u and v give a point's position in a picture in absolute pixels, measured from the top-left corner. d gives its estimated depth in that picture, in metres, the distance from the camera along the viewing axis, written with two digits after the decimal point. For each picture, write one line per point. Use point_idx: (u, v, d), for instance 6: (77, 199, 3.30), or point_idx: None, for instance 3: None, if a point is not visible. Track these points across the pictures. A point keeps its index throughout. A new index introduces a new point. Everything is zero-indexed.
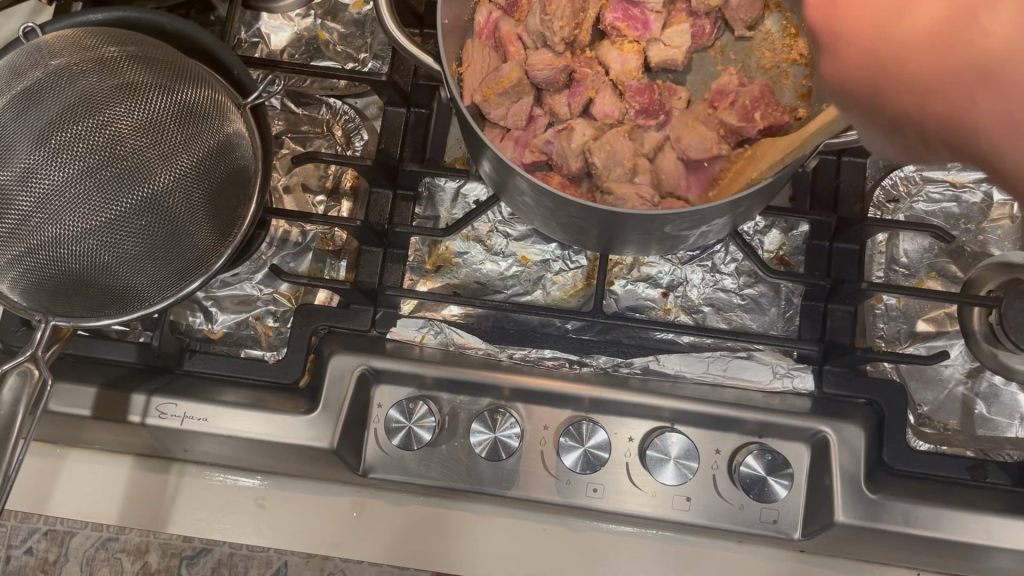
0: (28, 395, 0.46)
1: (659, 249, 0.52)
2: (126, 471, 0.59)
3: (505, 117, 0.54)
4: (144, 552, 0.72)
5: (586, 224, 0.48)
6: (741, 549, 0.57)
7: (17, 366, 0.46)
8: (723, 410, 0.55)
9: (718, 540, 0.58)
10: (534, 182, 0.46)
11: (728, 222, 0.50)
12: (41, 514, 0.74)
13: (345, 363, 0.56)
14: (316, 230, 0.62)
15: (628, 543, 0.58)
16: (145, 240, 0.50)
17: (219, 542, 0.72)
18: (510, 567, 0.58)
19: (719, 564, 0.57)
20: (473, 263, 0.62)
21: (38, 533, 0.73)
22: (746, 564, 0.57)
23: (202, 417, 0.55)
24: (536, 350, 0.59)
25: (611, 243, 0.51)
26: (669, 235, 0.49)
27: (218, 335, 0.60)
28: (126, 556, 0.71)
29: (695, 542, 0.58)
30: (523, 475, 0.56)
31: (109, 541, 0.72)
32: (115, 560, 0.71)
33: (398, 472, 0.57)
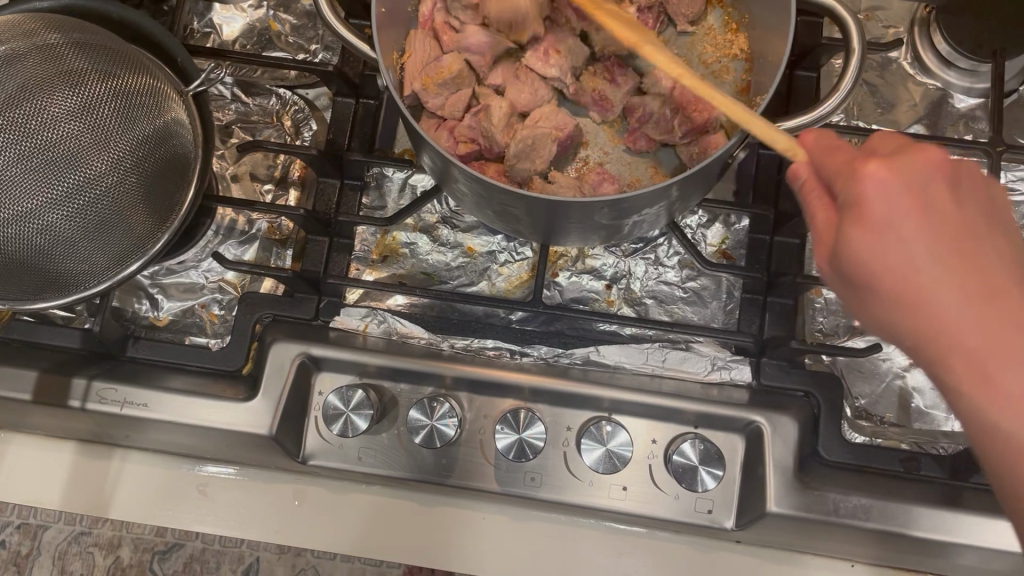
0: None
1: (595, 239, 0.52)
2: (69, 457, 0.60)
3: (443, 107, 0.55)
4: (118, 546, 0.72)
5: (519, 212, 0.49)
6: (680, 540, 0.58)
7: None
8: (661, 401, 0.55)
9: (659, 530, 0.58)
10: (466, 168, 0.46)
11: (663, 211, 0.50)
12: (17, 507, 0.74)
13: (286, 351, 0.57)
14: (263, 220, 0.62)
15: (569, 533, 0.58)
16: (81, 224, 0.50)
17: (193, 537, 0.72)
18: (452, 556, 0.58)
19: (658, 554, 0.58)
20: (420, 254, 0.62)
21: (12, 526, 0.73)
22: (686, 555, 0.58)
23: (142, 403, 0.55)
24: (478, 340, 0.59)
25: (548, 231, 0.51)
26: (603, 224, 0.49)
27: (163, 323, 0.60)
28: (98, 550, 0.72)
29: (636, 532, 0.58)
30: (464, 464, 0.57)
31: (82, 535, 0.72)
32: (88, 554, 0.72)
33: (339, 460, 0.57)
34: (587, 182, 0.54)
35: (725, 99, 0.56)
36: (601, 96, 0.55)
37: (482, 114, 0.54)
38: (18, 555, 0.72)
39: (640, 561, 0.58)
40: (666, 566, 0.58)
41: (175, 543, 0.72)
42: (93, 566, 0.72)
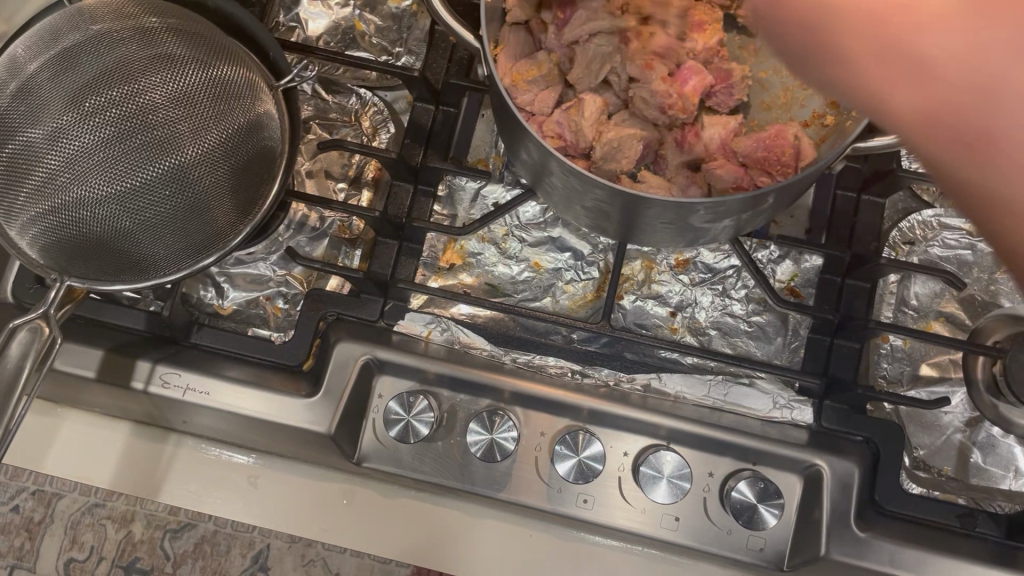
0: (36, 353, 0.47)
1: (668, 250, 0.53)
2: (123, 437, 0.59)
3: (532, 102, 0.54)
4: (130, 520, 0.70)
5: (609, 209, 0.49)
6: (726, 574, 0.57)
7: (30, 323, 0.48)
8: (721, 434, 0.55)
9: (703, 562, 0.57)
10: (566, 163, 0.47)
11: (733, 227, 0.50)
12: (29, 475, 0.73)
13: (350, 351, 0.57)
14: (334, 218, 0.62)
15: (614, 558, 0.57)
16: (167, 211, 0.50)
17: (206, 519, 0.71)
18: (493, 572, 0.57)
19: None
20: (486, 265, 0.62)
21: (26, 492, 0.72)
22: None
23: (204, 390, 0.56)
24: (540, 357, 0.59)
25: (634, 231, 0.52)
26: (692, 229, 0.49)
27: (227, 312, 0.60)
28: (111, 523, 0.70)
29: (681, 564, 0.57)
30: (517, 479, 0.56)
31: (95, 507, 0.71)
32: (100, 526, 0.70)
33: (391, 464, 0.57)
34: (675, 183, 0.54)
35: (813, 112, 0.55)
36: (660, 155, 0.55)
37: (573, 109, 0.53)
38: (30, 520, 0.71)
39: None
40: None
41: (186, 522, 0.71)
42: (104, 539, 0.70)
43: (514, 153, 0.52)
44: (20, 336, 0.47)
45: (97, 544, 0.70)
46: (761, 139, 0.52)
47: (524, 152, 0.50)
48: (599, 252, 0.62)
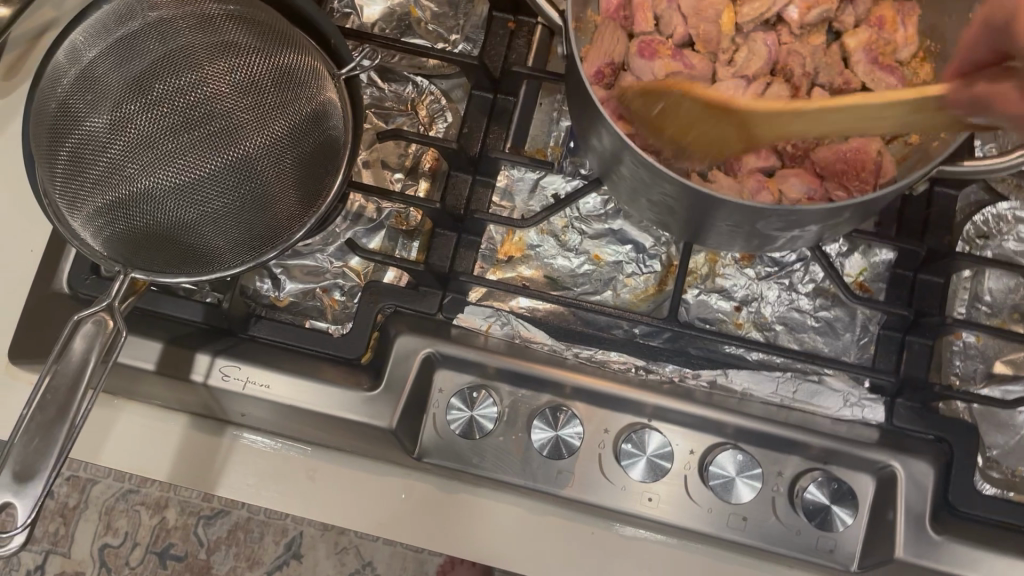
0: (101, 346, 0.47)
1: (740, 247, 0.51)
2: (179, 429, 0.59)
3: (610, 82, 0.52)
4: (163, 507, 1.09)
5: (678, 205, 0.48)
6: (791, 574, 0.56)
7: (94, 317, 0.48)
8: (790, 432, 0.53)
9: (764, 563, 0.56)
10: (639, 156, 0.45)
11: (818, 232, 0.49)
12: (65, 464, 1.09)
13: (411, 343, 0.56)
14: (392, 209, 0.61)
15: (669, 555, 0.56)
16: (231, 202, 0.49)
17: (237, 507, 1.09)
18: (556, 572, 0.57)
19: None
20: (545, 257, 0.60)
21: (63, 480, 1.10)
22: None
23: (264, 383, 0.55)
24: (602, 351, 0.57)
25: (699, 228, 0.50)
26: (760, 232, 0.48)
27: (284, 304, 0.60)
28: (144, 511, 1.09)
29: (743, 565, 0.56)
30: (581, 475, 0.55)
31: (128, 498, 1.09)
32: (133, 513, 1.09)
33: (451, 460, 0.56)
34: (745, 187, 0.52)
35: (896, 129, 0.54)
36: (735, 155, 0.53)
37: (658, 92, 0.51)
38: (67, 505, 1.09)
39: None
40: None
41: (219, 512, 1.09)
42: (139, 526, 1.08)
43: (585, 141, 0.51)
44: (84, 329, 0.48)
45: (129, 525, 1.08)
46: (842, 151, 0.51)
47: (595, 139, 0.49)
48: (662, 246, 0.60)
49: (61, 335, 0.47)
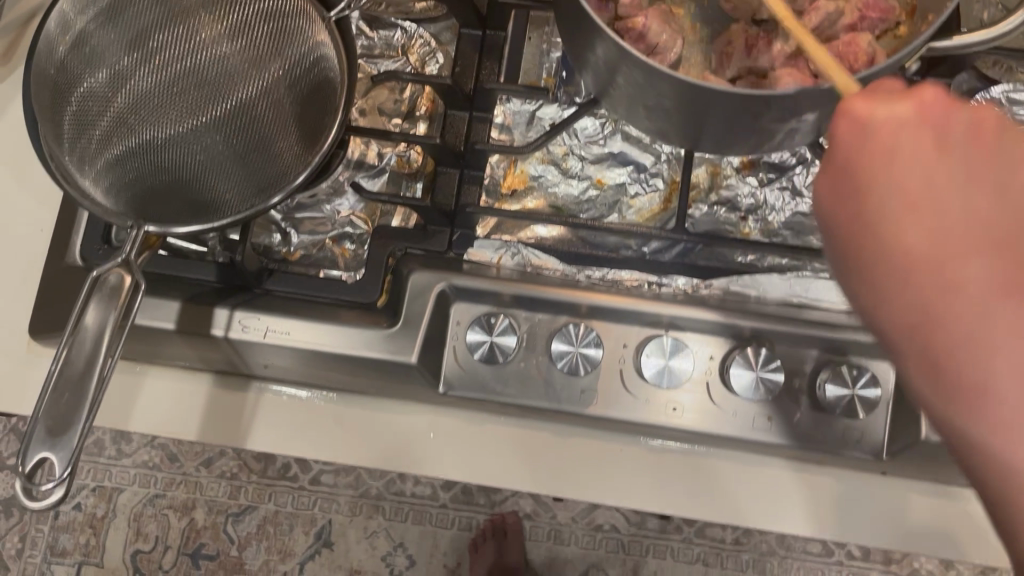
0: (116, 316, 0.48)
1: (741, 148, 0.51)
2: (206, 388, 0.60)
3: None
4: (191, 509, 1.26)
5: (676, 108, 0.48)
6: (819, 471, 0.57)
7: (107, 286, 0.48)
8: (806, 328, 0.54)
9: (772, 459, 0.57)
10: (634, 58, 0.45)
11: (818, 123, 0.49)
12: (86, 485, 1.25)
13: (425, 279, 0.56)
14: (392, 153, 0.61)
15: (684, 461, 0.57)
16: (229, 149, 0.51)
17: (264, 507, 1.25)
18: (588, 493, 0.57)
19: (775, 487, 0.57)
20: (548, 186, 0.61)
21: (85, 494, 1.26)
22: (828, 487, 0.56)
23: (284, 331, 0.55)
24: (613, 271, 0.58)
25: (699, 132, 0.51)
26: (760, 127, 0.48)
27: (295, 257, 0.61)
28: (172, 512, 1.25)
29: (757, 466, 0.57)
30: (605, 392, 0.56)
31: (155, 500, 1.25)
32: (161, 514, 1.25)
33: (476, 389, 0.57)
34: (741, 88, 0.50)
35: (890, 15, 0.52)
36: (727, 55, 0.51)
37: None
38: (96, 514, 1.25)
39: (777, 495, 0.56)
40: (805, 500, 0.56)
41: (247, 507, 1.26)
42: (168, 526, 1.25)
43: (579, 58, 0.51)
44: (98, 299, 0.48)
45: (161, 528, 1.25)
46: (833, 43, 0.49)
47: (589, 53, 0.50)
48: (662, 163, 0.60)
49: (76, 307, 0.47)
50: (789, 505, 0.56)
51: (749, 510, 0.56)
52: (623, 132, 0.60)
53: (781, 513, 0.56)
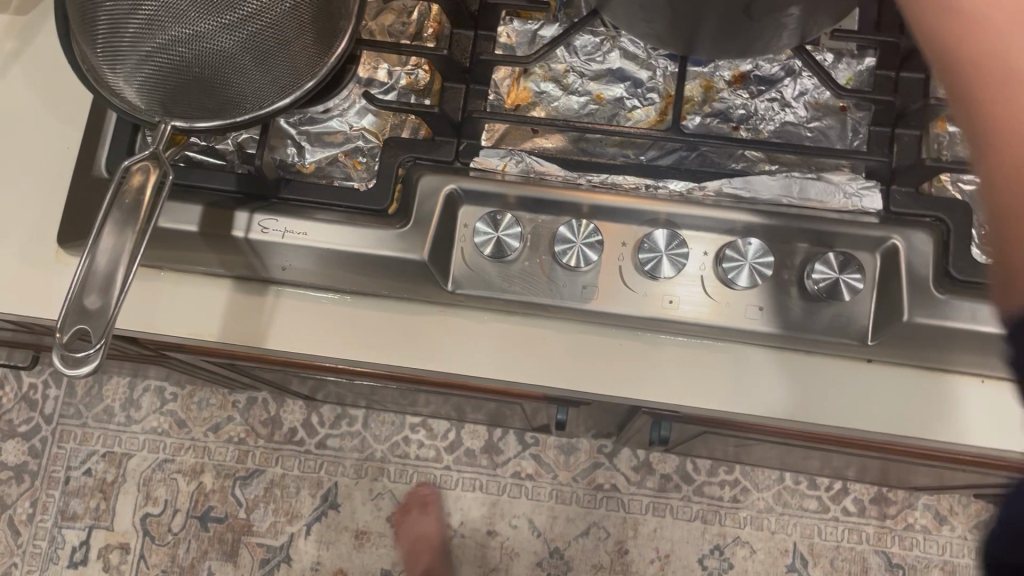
0: (132, 235, 0.50)
1: (733, 53, 0.57)
2: (226, 293, 0.63)
3: None
4: (203, 472, 1.50)
5: (667, 6, 0.52)
6: (799, 359, 0.61)
7: (120, 210, 0.50)
8: (796, 220, 0.58)
9: (758, 349, 0.61)
10: None
11: (802, 19, 0.53)
12: (102, 442, 1.52)
13: (434, 183, 0.60)
14: (401, 72, 0.65)
15: (680, 353, 0.61)
16: (250, 46, 0.53)
17: (274, 466, 1.50)
18: (585, 385, 0.61)
19: (765, 378, 0.61)
20: (550, 100, 0.64)
21: (98, 455, 1.51)
22: (810, 371, 0.60)
23: (303, 232, 0.59)
24: (613, 176, 0.62)
25: (691, 32, 0.54)
26: (748, 23, 0.52)
27: (309, 169, 0.64)
28: (197, 474, 1.49)
29: (739, 353, 0.61)
30: (605, 287, 0.60)
31: (166, 466, 1.50)
32: (170, 483, 1.50)
33: (483, 287, 0.60)
34: None
35: None
36: None
37: None
38: (104, 479, 1.49)
39: (762, 383, 0.61)
40: (788, 386, 0.60)
41: (255, 472, 1.50)
42: (171, 491, 1.49)
43: None
44: (113, 224, 0.50)
45: (166, 491, 1.49)
46: None
47: None
48: (658, 78, 0.63)
49: (93, 233, 0.50)
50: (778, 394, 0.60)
51: (737, 401, 0.60)
52: (620, 49, 0.64)
53: (766, 399, 0.60)
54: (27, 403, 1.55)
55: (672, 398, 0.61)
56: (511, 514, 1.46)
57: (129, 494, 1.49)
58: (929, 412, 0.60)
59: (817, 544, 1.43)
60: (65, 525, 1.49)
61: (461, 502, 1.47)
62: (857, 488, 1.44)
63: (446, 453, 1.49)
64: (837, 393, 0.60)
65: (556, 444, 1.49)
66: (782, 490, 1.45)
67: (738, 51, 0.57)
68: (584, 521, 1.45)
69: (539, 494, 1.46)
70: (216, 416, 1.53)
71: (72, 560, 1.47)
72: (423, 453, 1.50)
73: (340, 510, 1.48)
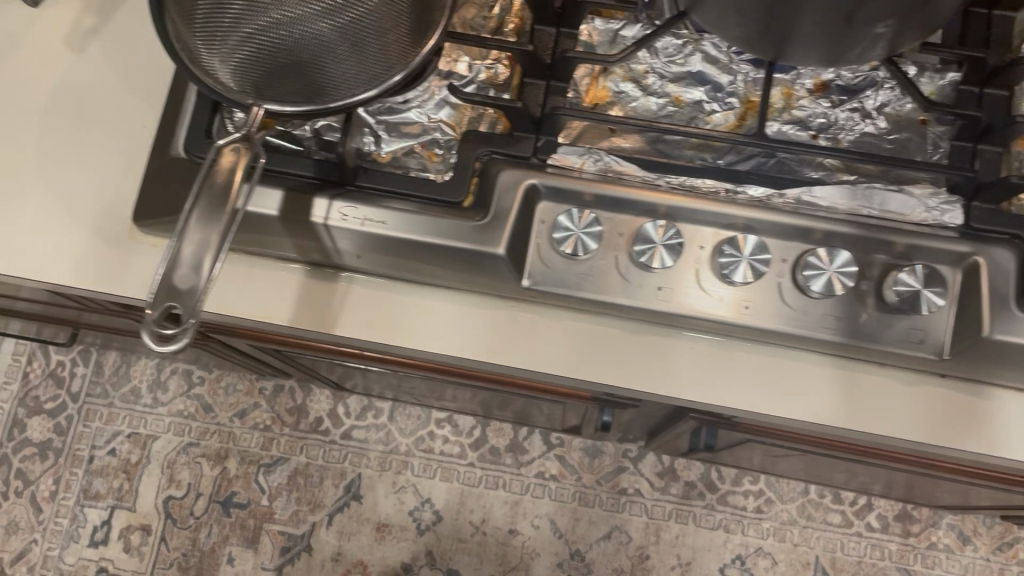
0: (219, 224, 0.50)
1: (823, 61, 0.57)
2: (298, 278, 0.64)
3: None
4: (227, 457, 1.50)
5: (763, 13, 0.52)
6: (851, 367, 0.61)
7: (206, 202, 0.50)
8: (876, 231, 0.58)
9: (813, 355, 0.62)
10: None
11: (896, 31, 0.53)
12: (130, 422, 1.52)
13: (512, 178, 0.60)
14: (481, 65, 0.65)
15: (735, 356, 0.62)
16: (347, 34, 0.53)
17: (299, 453, 1.50)
18: (641, 383, 0.61)
19: (800, 376, 0.62)
20: (629, 100, 0.64)
21: (123, 436, 1.51)
22: (860, 380, 0.61)
23: (381, 220, 0.59)
24: (690, 179, 0.62)
25: (783, 38, 0.54)
26: (843, 32, 0.52)
27: (385, 159, 0.64)
28: (221, 459, 1.50)
29: (794, 359, 0.62)
30: (681, 290, 0.59)
31: (190, 449, 1.50)
32: (195, 466, 1.50)
33: (558, 284, 0.60)
34: None
35: None
36: None
37: None
38: (128, 459, 1.50)
39: (816, 389, 0.61)
40: (838, 393, 0.61)
41: (279, 459, 1.50)
42: (194, 475, 1.49)
43: None
44: (199, 215, 0.50)
45: (189, 474, 1.49)
46: None
47: None
48: (738, 82, 0.63)
49: (179, 226, 0.49)
50: (811, 393, 0.61)
51: (782, 404, 0.61)
52: (702, 53, 0.64)
53: (821, 406, 0.61)
54: (54, 379, 1.55)
55: (726, 400, 0.61)
56: (534, 513, 1.46)
57: (152, 475, 1.50)
58: (964, 420, 0.60)
59: (839, 559, 1.42)
60: (87, 504, 1.49)
61: (483, 500, 1.47)
62: (882, 504, 1.44)
63: (471, 450, 1.49)
64: (867, 396, 0.61)
65: (581, 446, 1.49)
66: (806, 503, 1.44)
67: (827, 60, 0.57)
68: (607, 524, 1.45)
69: (562, 495, 1.46)
70: (242, 402, 1.53)
71: (93, 539, 1.47)
72: (447, 449, 1.50)
73: (363, 501, 1.48)
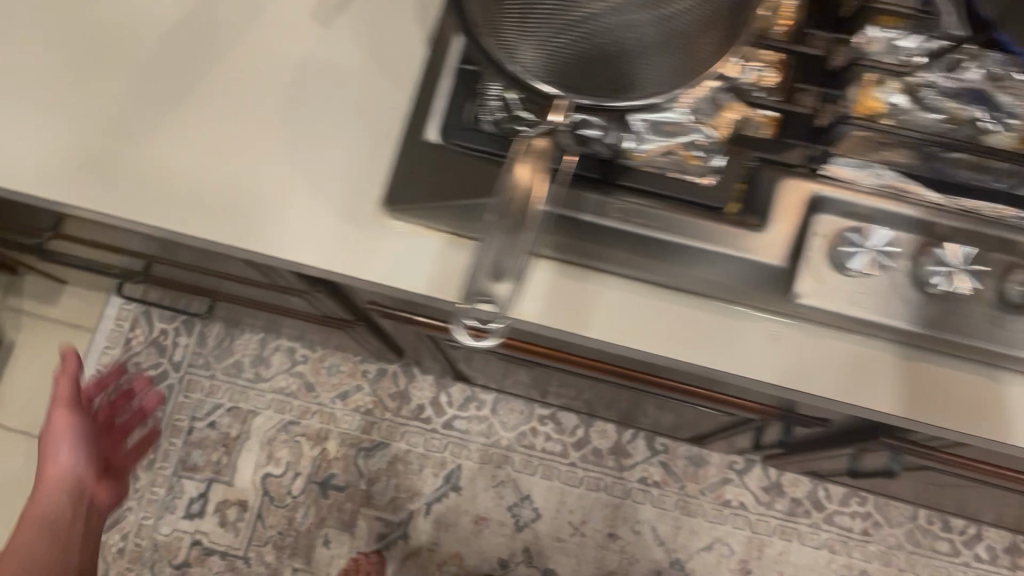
0: None
1: None
2: (551, 276, 0.66)
3: None
4: (327, 438, 1.49)
5: None
6: (917, 359, 0.65)
7: None
8: None
9: (881, 342, 0.65)
10: None
11: None
12: (232, 395, 1.51)
13: (795, 186, 0.59)
14: (751, 68, 0.62)
15: (807, 343, 0.65)
16: (664, 34, 0.50)
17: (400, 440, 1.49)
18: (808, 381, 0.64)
19: (869, 362, 0.65)
20: (903, 113, 0.61)
21: (224, 409, 1.51)
22: (924, 371, 0.65)
23: (658, 224, 0.59)
24: (974, 202, 0.58)
25: None
26: None
27: (641, 159, 0.61)
28: (322, 440, 1.49)
29: (866, 344, 0.65)
30: (954, 315, 0.60)
31: (291, 428, 1.50)
32: (295, 445, 1.49)
33: (832, 301, 0.61)
34: None
35: None
36: None
37: None
38: (228, 433, 1.49)
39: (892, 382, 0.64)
40: (907, 384, 0.64)
41: (379, 444, 1.49)
42: (294, 454, 1.48)
43: None
44: None
45: (288, 452, 1.48)
46: None
47: None
48: (1021, 102, 0.61)
49: None
50: (887, 387, 0.64)
51: (855, 394, 0.64)
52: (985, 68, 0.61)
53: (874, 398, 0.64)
54: (157, 347, 1.54)
55: (864, 401, 0.64)
56: (634, 519, 1.44)
57: (251, 451, 1.49)
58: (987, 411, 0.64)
59: None
60: (184, 476, 1.48)
61: (584, 501, 1.45)
62: (991, 535, 1.41)
63: (573, 450, 1.48)
64: (952, 392, 0.64)
65: (686, 454, 1.47)
66: (914, 528, 1.42)
67: None
68: (708, 535, 1.43)
69: (665, 502, 1.44)
70: (344, 383, 1.52)
71: (189, 511, 1.46)
72: (549, 447, 1.48)
73: (462, 493, 1.46)
